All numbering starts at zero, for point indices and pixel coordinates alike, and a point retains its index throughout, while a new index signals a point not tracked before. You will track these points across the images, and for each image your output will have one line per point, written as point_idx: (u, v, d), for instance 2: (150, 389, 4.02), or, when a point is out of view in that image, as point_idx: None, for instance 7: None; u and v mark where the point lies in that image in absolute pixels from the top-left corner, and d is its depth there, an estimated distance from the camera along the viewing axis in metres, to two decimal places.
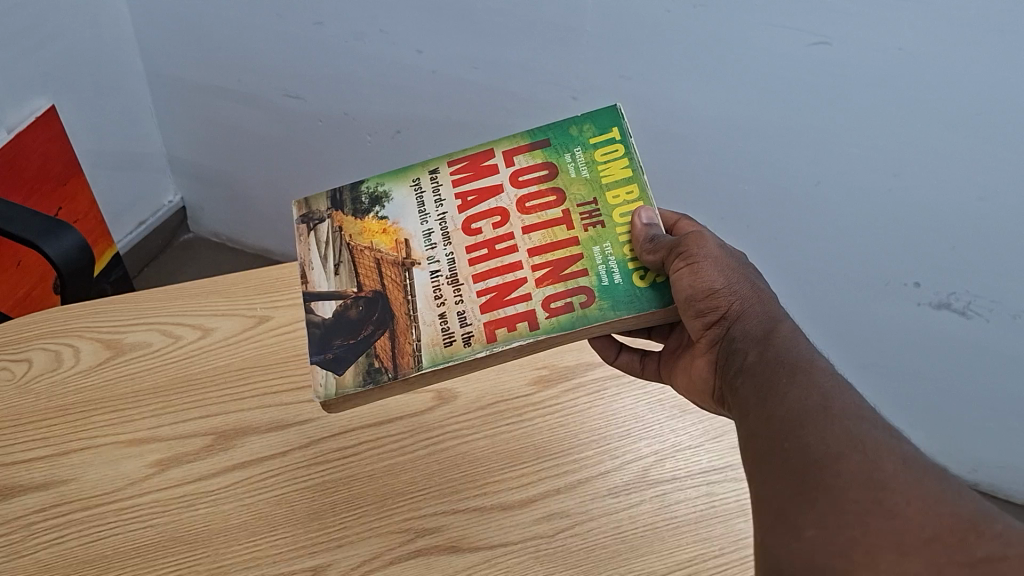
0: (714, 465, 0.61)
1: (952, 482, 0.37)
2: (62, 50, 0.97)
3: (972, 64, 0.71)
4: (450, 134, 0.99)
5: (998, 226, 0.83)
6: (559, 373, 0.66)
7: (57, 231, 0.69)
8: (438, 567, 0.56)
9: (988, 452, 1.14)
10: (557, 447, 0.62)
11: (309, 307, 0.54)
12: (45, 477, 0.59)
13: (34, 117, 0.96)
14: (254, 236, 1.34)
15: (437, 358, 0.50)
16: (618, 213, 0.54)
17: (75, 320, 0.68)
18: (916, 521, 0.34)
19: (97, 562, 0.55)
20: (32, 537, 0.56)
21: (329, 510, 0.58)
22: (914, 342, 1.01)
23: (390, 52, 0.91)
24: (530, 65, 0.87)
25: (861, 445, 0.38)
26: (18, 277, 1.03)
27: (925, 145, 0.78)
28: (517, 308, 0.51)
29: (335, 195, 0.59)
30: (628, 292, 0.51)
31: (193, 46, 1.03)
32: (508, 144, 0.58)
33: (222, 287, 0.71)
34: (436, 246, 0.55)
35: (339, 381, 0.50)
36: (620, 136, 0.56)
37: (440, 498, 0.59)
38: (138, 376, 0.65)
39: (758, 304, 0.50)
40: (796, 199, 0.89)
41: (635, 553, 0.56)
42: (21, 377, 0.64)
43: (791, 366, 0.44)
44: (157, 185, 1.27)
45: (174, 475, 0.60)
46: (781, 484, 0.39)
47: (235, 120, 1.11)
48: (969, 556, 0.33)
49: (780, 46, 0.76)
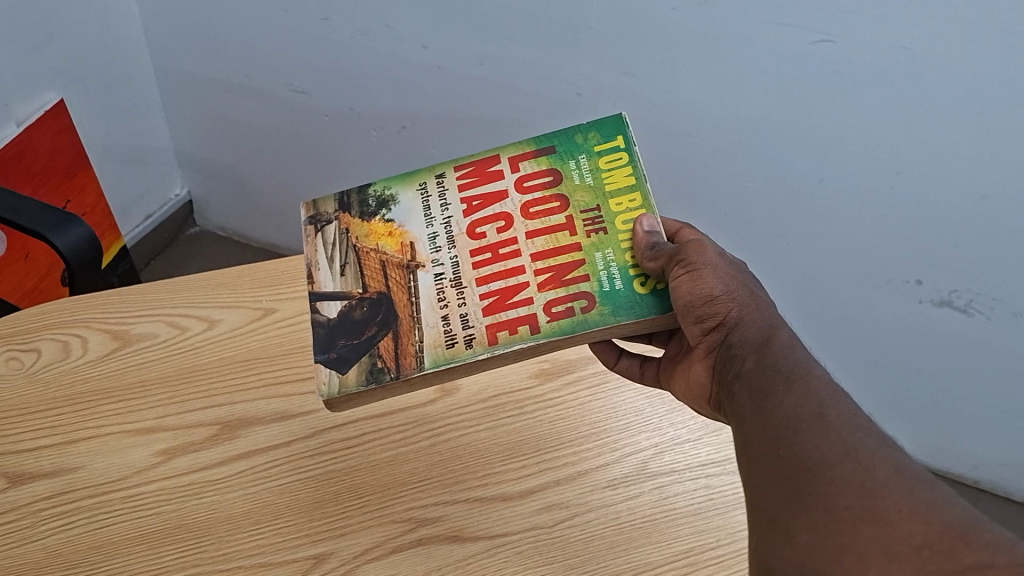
0: (713, 458, 0.62)
1: (942, 489, 0.37)
2: (71, 43, 0.97)
3: (975, 65, 0.71)
4: (455, 128, 0.99)
5: (1002, 225, 0.83)
6: (560, 367, 0.67)
7: (66, 223, 0.70)
8: (438, 555, 0.57)
9: (987, 449, 1.14)
10: (556, 439, 0.63)
11: (314, 307, 0.55)
12: (54, 465, 0.60)
13: (44, 110, 0.97)
14: (259, 229, 1.35)
15: (439, 360, 0.50)
16: (621, 219, 0.54)
17: (83, 310, 0.69)
18: (907, 529, 0.35)
19: (104, 548, 0.56)
20: (41, 523, 0.58)
21: (332, 499, 0.59)
22: (915, 339, 1.01)
23: (397, 48, 0.92)
24: (534, 62, 0.87)
25: (855, 454, 0.39)
26: (26, 268, 1.04)
27: (928, 145, 0.79)
28: (519, 312, 0.52)
29: (342, 198, 0.59)
30: (629, 298, 0.52)
31: (199, 40, 1.03)
32: (514, 150, 0.58)
33: (228, 281, 0.71)
34: (441, 249, 0.55)
35: (342, 380, 0.51)
36: (624, 144, 0.56)
37: (441, 488, 0.60)
38: (144, 367, 0.66)
39: (756, 311, 0.51)
40: (799, 197, 0.90)
41: (632, 544, 0.57)
42: (30, 366, 0.65)
43: (787, 374, 0.45)
44: (165, 177, 1.27)
45: (180, 463, 0.61)
46: (774, 491, 0.40)
47: (240, 114, 1.12)
48: (957, 563, 0.33)
49: (784, 45, 0.76)
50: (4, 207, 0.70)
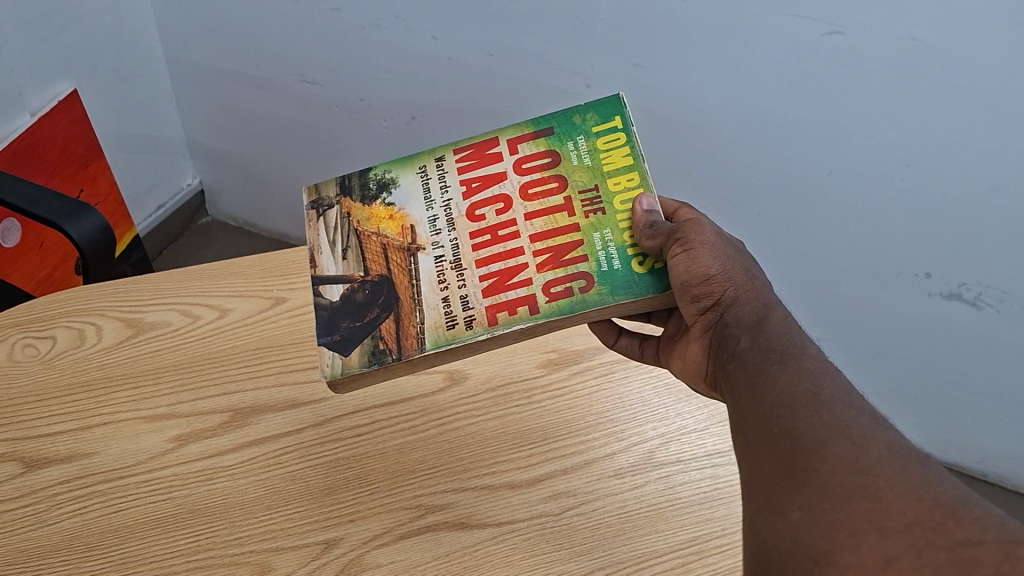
0: (718, 449, 0.62)
1: (935, 467, 0.38)
2: (83, 34, 0.99)
3: (984, 53, 0.71)
4: (465, 121, 1.00)
5: (1010, 217, 0.83)
6: (567, 357, 0.68)
7: (78, 212, 0.71)
8: (448, 541, 0.57)
9: (998, 444, 1.14)
10: (564, 428, 0.63)
11: (318, 290, 0.56)
12: (69, 451, 0.62)
13: (56, 99, 0.98)
14: (272, 220, 1.37)
15: (439, 341, 0.51)
16: (618, 200, 0.55)
17: (97, 299, 0.70)
18: (898, 507, 0.35)
19: (118, 532, 0.57)
20: (57, 507, 0.59)
21: (341, 485, 0.60)
22: (925, 331, 1.00)
23: (407, 39, 0.93)
24: (544, 51, 0.87)
25: (848, 432, 0.39)
26: (40, 258, 1.07)
27: (936, 135, 0.78)
28: (518, 293, 0.52)
29: (345, 181, 0.60)
30: (627, 278, 0.52)
31: (211, 32, 1.05)
32: (512, 132, 0.59)
33: (238, 269, 0.73)
34: (440, 231, 0.56)
35: (345, 361, 0.52)
36: (622, 124, 0.57)
37: (449, 476, 0.61)
38: (158, 354, 0.67)
39: (751, 291, 0.51)
40: (808, 188, 0.89)
41: (638, 532, 0.58)
42: (46, 354, 0.67)
43: (781, 352, 0.45)
44: (177, 169, 1.29)
45: (194, 449, 0.62)
46: (768, 469, 0.40)
47: (253, 106, 1.13)
48: (947, 540, 0.34)
49: (792, 35, 0.76)
50: (19, 197, 0.72)
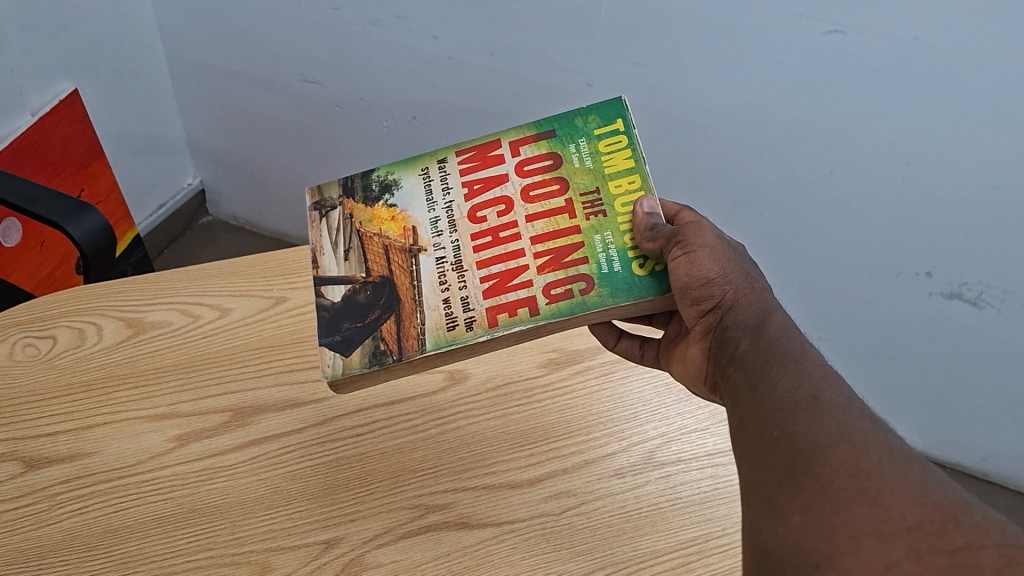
0: (719, 448, 0.62)
1: (935, 472, 0.38)
2: (84, 33, 0.99)
3: (986, 52, 0.71)
4: (465, 120, 1.00)
5: (1012, 217, 0.83)
6: (568, 357, 0.68)
7: (79, 212, 0.71)
8: (448, 541, 0.57)
9: (999, 443, 1.14)
10: (564, 428, 0.63)
11: (319, 291, 0.55)
12: (70, 450, 0.62)
13: (57, 99, 0.98)
14: (272, 220, 1.37)
15: (440, 342, 0.51)
16: (619, 202, 0.55)
17: (97, 298, 0.70)
18: (898, 511, 0.35)
19: (119, 532, 0.57)
20: (58, 506, 0.59)
21: (342, 485, 0.60)
22: (926, 330, 1.00)
23: (408, 38, 0.92)
24: (545, 50, 0.87)
25: (848, 436, 0.39)
26: (40, 258, 1.07)
27: (937, 134, 0.78)
28: (518, 294, 0.52)
29: (347, 182, 0.60)
30: (628, 280, 0.52)
31: (212, 32, 1.05)
32: (514, 134, 0.59)
33: (239, 269, 0.73)
34: (442, 233, 0.56)
35: (346, 362, 0.52)
36: (623, 127, 0.57)
37: (449, 476, 0.61)
38: (159, 353, 0.67)
39: (751, 294, 0.51)
40: (809, 187, 0.89)
41: (639, 532, 0.57)
42: (46, 354, 0.67)
43: (782, 355, 0.45)
44: (178, 168, 1.29)
45: (194, 449, 0.62)
46: (768, 471, 0.40)
47: (254, 105, 1.13)
48: (947, 545, 0.34)
49: (794, 34, 0.76)
50: (20, 197, 0.72)
